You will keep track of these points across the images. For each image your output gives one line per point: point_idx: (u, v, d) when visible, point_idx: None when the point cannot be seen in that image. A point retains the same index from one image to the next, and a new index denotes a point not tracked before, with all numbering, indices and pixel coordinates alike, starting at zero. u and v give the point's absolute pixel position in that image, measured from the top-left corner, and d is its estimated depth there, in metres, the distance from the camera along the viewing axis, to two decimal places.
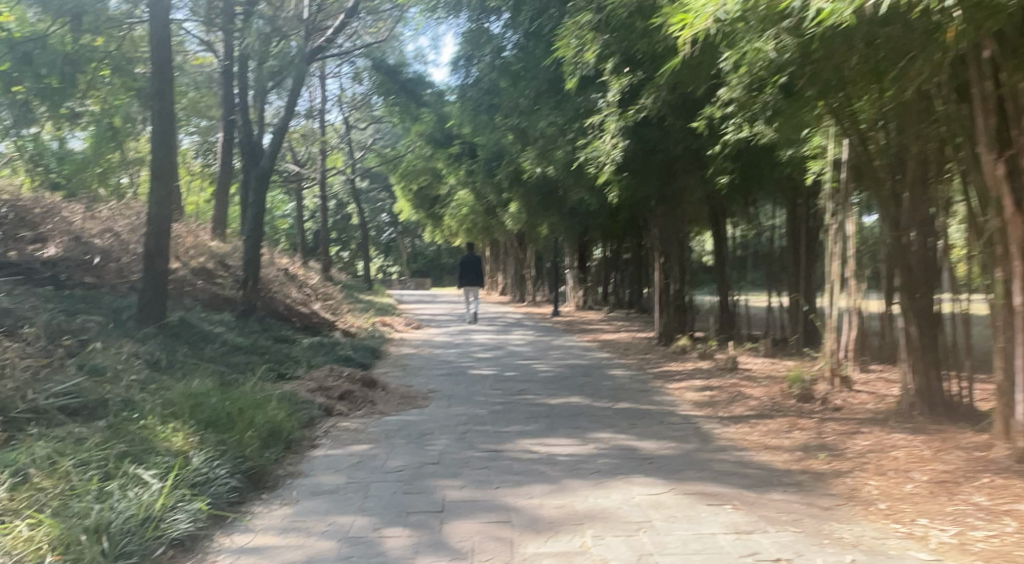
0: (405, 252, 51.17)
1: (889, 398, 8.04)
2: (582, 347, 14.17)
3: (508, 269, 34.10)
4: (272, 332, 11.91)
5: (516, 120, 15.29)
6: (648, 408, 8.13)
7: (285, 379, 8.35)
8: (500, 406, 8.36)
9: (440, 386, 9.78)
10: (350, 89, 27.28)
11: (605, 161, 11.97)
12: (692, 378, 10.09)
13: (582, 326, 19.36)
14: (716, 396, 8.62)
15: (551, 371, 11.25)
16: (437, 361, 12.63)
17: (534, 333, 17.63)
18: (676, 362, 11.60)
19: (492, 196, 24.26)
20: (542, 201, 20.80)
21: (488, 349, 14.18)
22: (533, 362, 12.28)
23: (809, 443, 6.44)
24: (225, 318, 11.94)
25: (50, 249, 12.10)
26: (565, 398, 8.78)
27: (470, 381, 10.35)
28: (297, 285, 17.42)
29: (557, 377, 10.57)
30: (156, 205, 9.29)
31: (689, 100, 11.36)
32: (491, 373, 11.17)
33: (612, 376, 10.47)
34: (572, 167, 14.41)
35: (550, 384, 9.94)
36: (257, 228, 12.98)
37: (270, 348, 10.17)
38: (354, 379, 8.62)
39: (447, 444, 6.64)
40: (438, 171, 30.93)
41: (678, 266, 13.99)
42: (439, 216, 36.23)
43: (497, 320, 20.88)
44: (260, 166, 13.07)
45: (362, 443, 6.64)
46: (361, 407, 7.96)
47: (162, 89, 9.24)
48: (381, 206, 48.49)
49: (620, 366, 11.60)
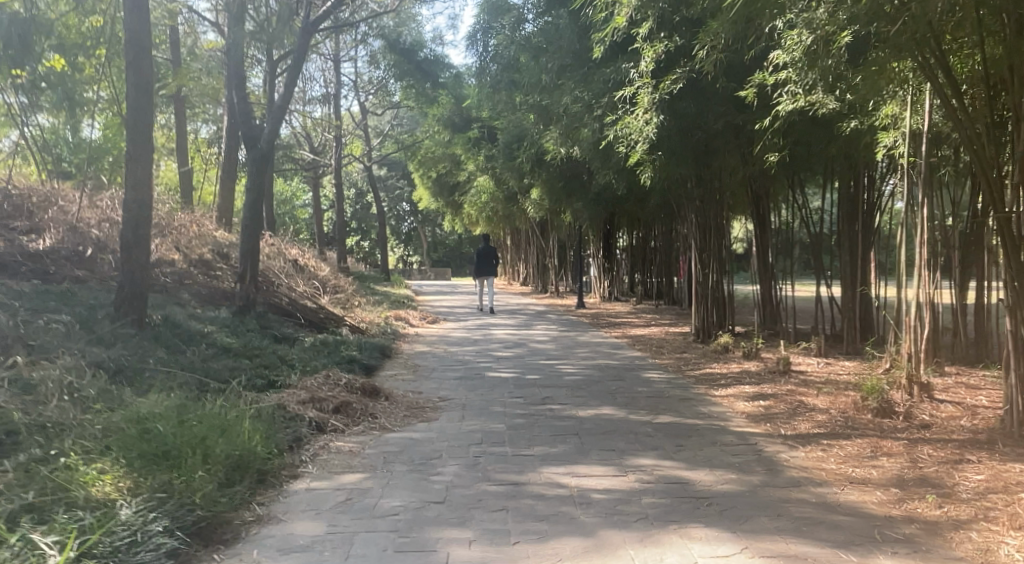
0: (425, 241, 50.03)
1: (984, 415, 7.01)
2: (612, 345, 12.97)
3: (530, 258, 32.87)
4: (271, 330, 10.81)
5: (540, 96, 14.06)
6: (694, 423, 6.90)
7: (274, 389, 7.22)
8: (521, 420, 7.16)
9: (453, 393, 8.63)
10: (367, 71, 26.15)
11: (638, 140, 10.79)
12: (739, 383, 8.90)
13: (610, 320, 18.12)
14: (772, 408, 7.43)
15: (578, 373, 10.04)
16: (452, 361, 11.48)
17: (557, 327, 16.42)
18: (719, 362, 10.39)
19: (513, 183, 23.10)
20: (566, 187, 19.62)
21: (508, 347, 13.02)
22: (557, 362, 11.09)
23: (903, 475, 5.31)
24: (220, 314, 10.87)
25: (42, 242, 10.83)
26: (595, 410, 7.56)
27: (487, 386, 9.18)
28: (306, 277, 16.33)
29: (585, 381, 9.36)
30: (134, 191, 8.10)
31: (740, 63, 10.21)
32: (511, 376, 9.98)
33: (648, 380, 9.25)
34: (599, 146, 13.19)
35: (578, 390, 8.73)
36: (256, 214, 11.84)
37: (264, 349, 9.06)
38: (354, 387, 7.50)
39: (456, 473, 5.47)
40: (458, 158, 29.77)
41: (717, 254, 12.84)
42: (459, 205, 35.07)
43: (518, 313, 19.71)
44: (257, 148, 11.84)
45: (356, 471, 5.52)
46: (359, 422, 6.80)
47: (138, 58, 8.01)
48: (401, 194, 47.42)
49: (654, 367, 10.39)
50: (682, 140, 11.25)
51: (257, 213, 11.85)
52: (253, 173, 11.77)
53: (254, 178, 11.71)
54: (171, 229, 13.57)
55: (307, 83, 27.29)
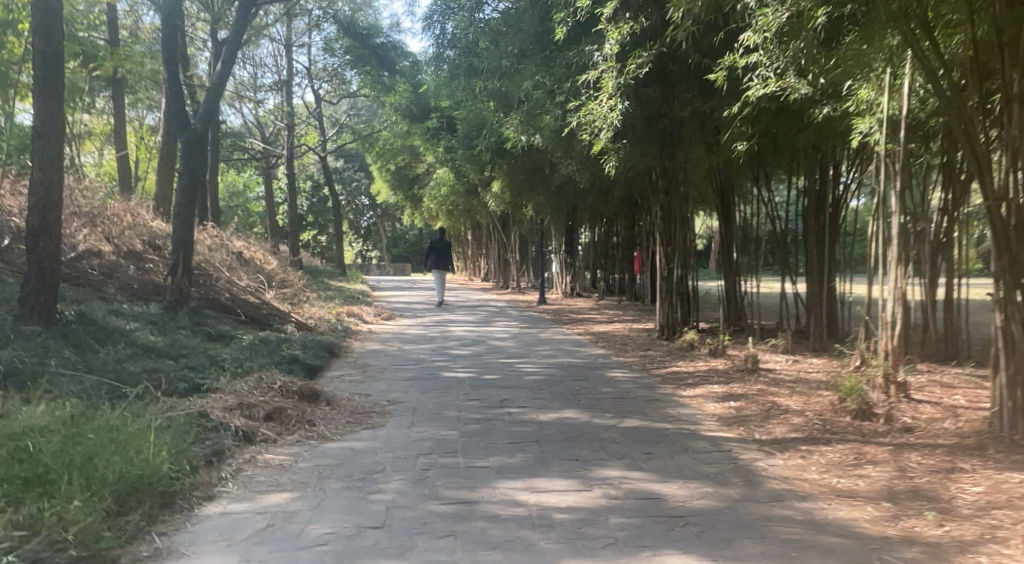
0: (384, 236, 49.09)
1: (967, 418, 6.51)
2: (574, 342, 12.39)
3: (491, 253, 32.21)
4: (207, 328, 10.10)
5: (498, 80, 13.45)
6: (664, 427, 6.32)
7: (200, 395, 6.59)
8: (475, 427, 6.53)
9: (403, 396, 7.96)
10: (322, 58, 25.30)
11: (601, 128, 10.24)
12: (706, 383, 8.36)
13: (572, 316, 17.56)
14: (745, 409, 6.89)
15: (538, 373, 9.42)
16: (405, 360, 10.81)
17: (518, 324, 15.81)
18: (685, 360, 9.85)
19: (472, 175, 22.44)
20: (526, 179, 19.01)
21: (465, 344, 12.38)
22: (516, 361, 10.47)
23: (893, 485, 4.78)
24: (151, 311, 10.08)
25: None
26: (555, 414, 6.95)
27: (441, 387, 8.53)
28: (250, 271, 15.53)
29: (545, 382, 8.74)
30: (41, 171, 7.33)
31: (708, 46, 9.71)
32: (466, 376, 9.34)
33: (612, 380, 8.67)
34: (560, 135, 12.61)
35: (538, 392, 8.10)
36: (190, 200, 11.07)
37: (195, 350, 8.39)
38: (290, 390, 6.83)
39: (399, 490, 4.84)
40: (417, 150, 29.02)
41: (679, 248, 12.31)
42: (418, 198, 34.26)
43: (477, 309, 19.07)
44: (190, 130, 11.05)
45: (283, 488, 4.87)
46: (294, 431, 6.14)
47: (47, 23, 7.25)
48: (360, 187, 46.41)
49: (618, 366, 9.82)
50: (645, 127, 10.72)
51: (191, 200, 11.08)
52: (187, 156, 11.00)
53: (187, 161, 10.94)
54: (104, 219, 12.74)
55: (258, 70, 26.36)
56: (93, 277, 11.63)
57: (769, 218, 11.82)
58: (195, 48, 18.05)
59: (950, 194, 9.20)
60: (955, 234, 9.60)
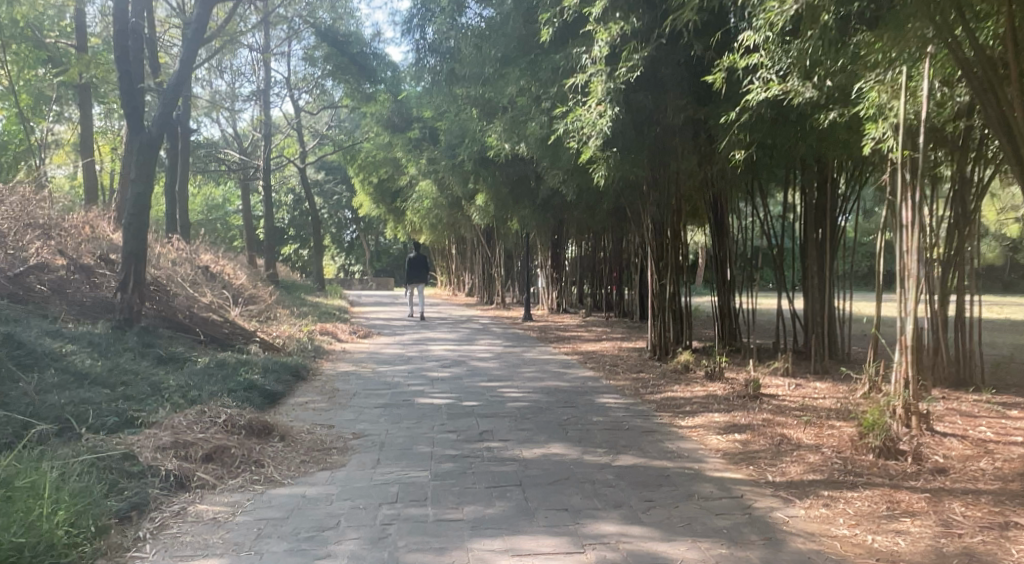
0: (368, 251, 48.12)
1: (1004, 456, 5.70)
2: (560, 363, 11.60)
3: (475, 268, 31.35)
4: (156, 353, 9.29)
5: (480, 85, 12.67)
6: (664, 467, 5.54)
7: (132, 433, 5.81)
8: (448, 467, 5.72)
9: (370, 428, 7.15)
10: (302, 66, 24.51)
11: (588, 134, 9.45)
12: (706, 411, 7.54)
13: (558, 334, 16.75)
14: (752, 444, 6.08)
15: (522, 399, 8.60)
16: (377, 384, 9.99)
17: (500, 342, 14.99)
18: (679, 385, 9.05)
19: (454, 187, 21.63)
20: (510, 192, 18.22)
21: (444, 365, 11.56)
22: (498, 385, 9.66)
23: (940, 548, 4.02)
24: (97, 333, 9.25)
25: None
26: (541, 450, 6.14)
27: (414, 417, 7.72)
28: (217, 287, 14.67)
29: (530, 410, 7.92)
30: None
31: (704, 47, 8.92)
32: (443, 403, 8.50)
33: (603, 408, 7.86)
34: (546, 143, 11.82)
35: (521, 422, 7.29)
36: (143, 207, 10.35)
37: (138, 379, 7.62)
38: (236, 425, 6.05)
39: (352, 555, 4.07)
40: (399, 163, 28.20)
41: (670, 263, 11.51)
42: (401, 211, 33.38)
43: (458, 326, 18.23)
44: (144, 133, 10.27)
45: (212, 554, 4.14)
46: (237, 476, 5.35)
47: None
48: (342, 200, 45.49)
49: (609, 391, 9.01)
50: (636, 136, 9.95)
51: (144, 208, 10.36)
52: (140, 161, 10.20)
53: (140, 167, 10.18)
54: (56, 231, 11.92)
55: (236, 79, 25.49)
56: (42, 294, 10.83)
57: (761, 233, 11.05)
58: (163, 52, 17.20)
59: (968, 207, 8.38)
60: (971, 252, 8.78)
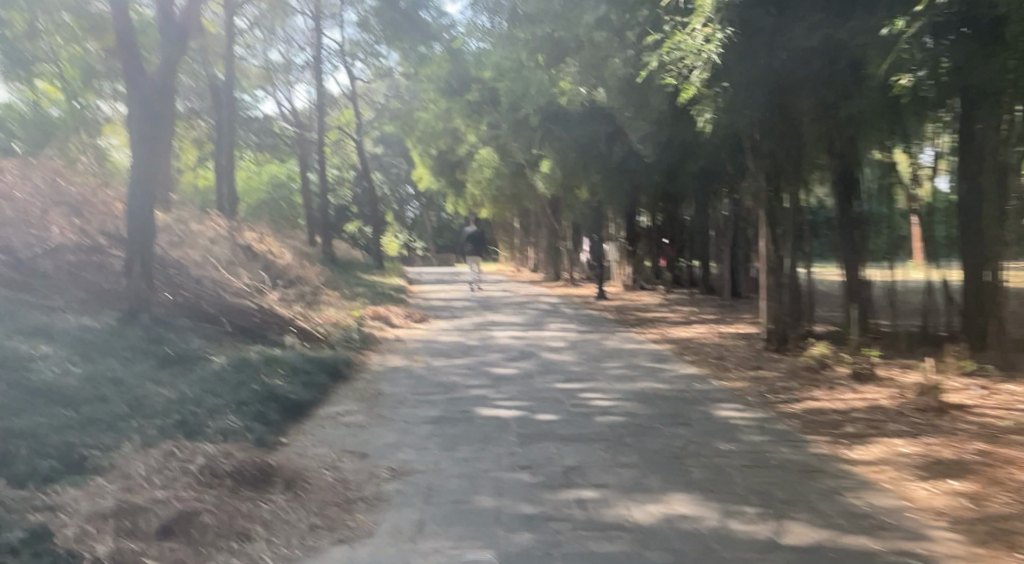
0: (430, 227, 46.31)
1: None
2: (652, 354, 9.56)
3: (541, 242, 29.27)
4: (164, 349, 7.61)
5: (548, 22, 10.52)
6: (867, 550, 3.53)
7: (72, 488, 4.07)
8: (523, 540, 3.81)
9: (416, 461, 5.27)
10: (353, 29, 22.62)
11: (693, 65, 7.23)
12: (880, 433, 5.40)
13: (640, 315, 14.63)
14: (991, 502, 3.97)
15: (615, 411, 6.59)
16: (432, 385, 8.10)
17: (576, 327, 12.95)
18: (818, 389, 6.93)
19: (518, 154, 19.55)
20: (579, 156, 16.00)
21: (512, 358, 9.62)
22: (581, 387, 7.69)
23: None
24: (91, 330, 7.60)
25: None
26: (659, 506, 4.17)
27: (475, 439, 5.80)
28: (256, 269, 12.96)
29: (629, 429, 5.90)
30: None
31: None
32: (513, 416, 6.57)
33: (729, 429, 5.80)
34: (631, 88, 9.63)
35: (620, 452, 5.29)
36: (148, 175, 8.56)
37: (120, 392, 5.90)
38: (214, 475, 4.22)
39: None
40: (459, 131, 26.19)
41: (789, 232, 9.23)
42: (462, 184, 31.42)
43: (526, 307, 16.24)
44: (147, 84, 8.55)
45: None
46: (210, 557, 3.57)
47: None
48: (401, 174, 43.68)
49: (727, 398, 6.94)
50: (752, 68, 7.70)
51: (148, 176, 8.56)
52: (143, 118, 8.50)
53: (143, 124, 8.44)
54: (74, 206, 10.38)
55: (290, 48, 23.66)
56: (56, 279, 9.17)
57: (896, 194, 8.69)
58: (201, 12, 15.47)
59: None
60: None
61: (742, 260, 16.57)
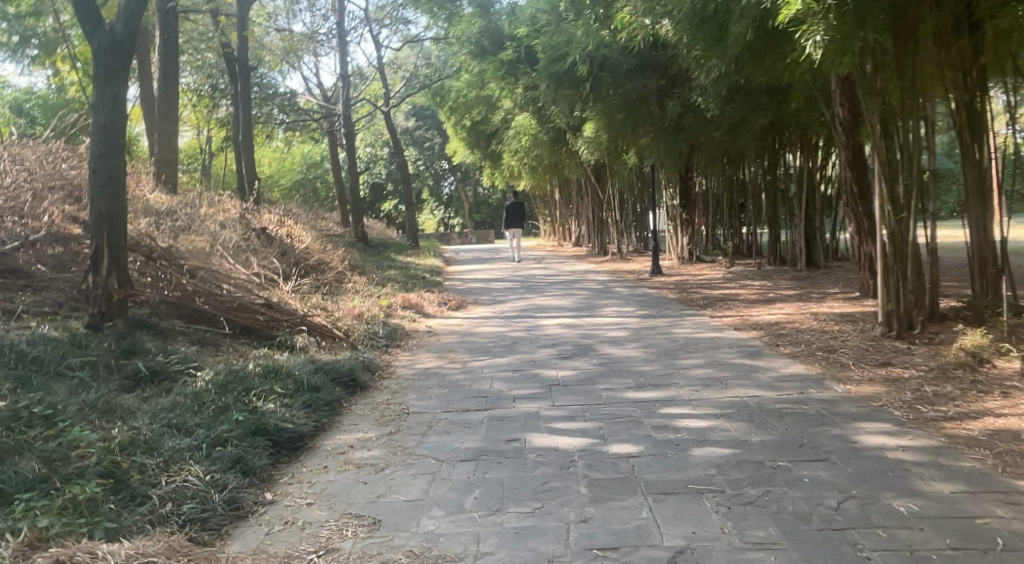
0: (468, 203, 44.50)
1: None
2: (740, 346, 7.80)
3: (585, 215, 27.40)
4: (136, 362, 6.08)
5: None
6: None
7: None
8: None
9: (453, 535, 3.65)
10: None
11: None
12: None
13: (707, 293, 12.84)
14: None
15: (718, 438, 4.87)
16: (471, 395, 6.47)
17: (637, 310, 11.21)
18: (990, 398, 5.29)
19: (560, 118, 17.62)
20: (629, 116, 14.09)
21: (569, 355, 7.93)
22: (660, 397, 5.99)
23: None
24: (48, 340, 6.06)
25: None
26: None
27: (533, 490, 4.16)
28: (270, 254, 11.37)
29: (746, 473, 4.19)
30: None
31: None
32: (580, 446, 4.90)
33: (895, 472, 4.07)
34: (705, 14, 7.78)
35: (745, 518, 3.60)
36: (113, 146, 6.91)
37: (49, 436, 4.33)
38: None
39: None
40: (496, 99, 24.29)
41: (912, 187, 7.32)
42: (499, 156, 29.59)
43: (576, 286, 14.49)
44: (104, 31, 6.82)
45: None
46: None
47: None
48: (437, 148, 41.78)
49: (864, 415, 5.17)
50: None
51: (114, 148, 6.93)
52: (102, 73, 6.79)
53: (103, 83, 6.78)
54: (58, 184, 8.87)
55: (313, 17, 21.93)
56: (30, 277, 7.48)
57: None
58: None
59: None
60: None
61: (817, 226, 14.68)
